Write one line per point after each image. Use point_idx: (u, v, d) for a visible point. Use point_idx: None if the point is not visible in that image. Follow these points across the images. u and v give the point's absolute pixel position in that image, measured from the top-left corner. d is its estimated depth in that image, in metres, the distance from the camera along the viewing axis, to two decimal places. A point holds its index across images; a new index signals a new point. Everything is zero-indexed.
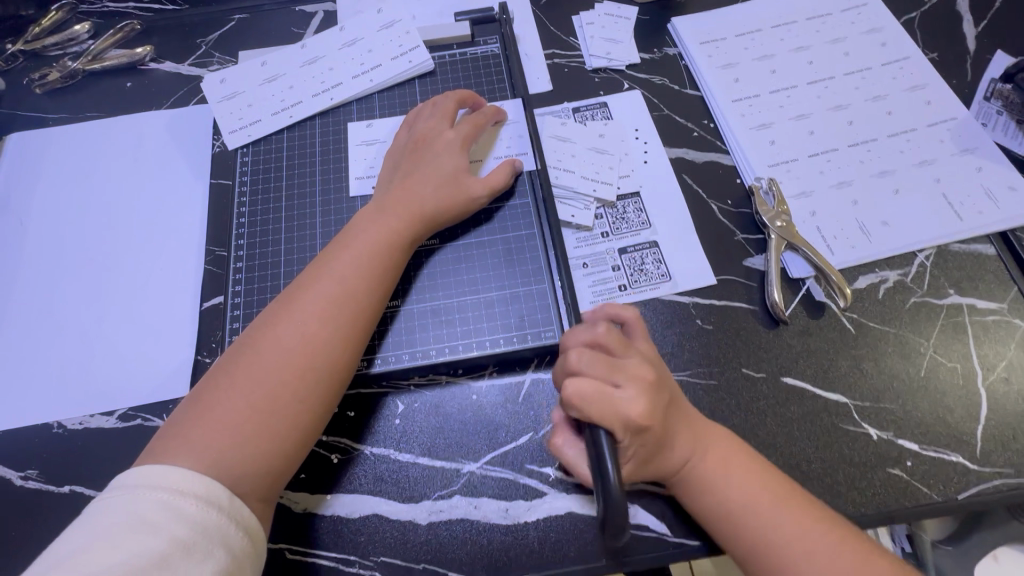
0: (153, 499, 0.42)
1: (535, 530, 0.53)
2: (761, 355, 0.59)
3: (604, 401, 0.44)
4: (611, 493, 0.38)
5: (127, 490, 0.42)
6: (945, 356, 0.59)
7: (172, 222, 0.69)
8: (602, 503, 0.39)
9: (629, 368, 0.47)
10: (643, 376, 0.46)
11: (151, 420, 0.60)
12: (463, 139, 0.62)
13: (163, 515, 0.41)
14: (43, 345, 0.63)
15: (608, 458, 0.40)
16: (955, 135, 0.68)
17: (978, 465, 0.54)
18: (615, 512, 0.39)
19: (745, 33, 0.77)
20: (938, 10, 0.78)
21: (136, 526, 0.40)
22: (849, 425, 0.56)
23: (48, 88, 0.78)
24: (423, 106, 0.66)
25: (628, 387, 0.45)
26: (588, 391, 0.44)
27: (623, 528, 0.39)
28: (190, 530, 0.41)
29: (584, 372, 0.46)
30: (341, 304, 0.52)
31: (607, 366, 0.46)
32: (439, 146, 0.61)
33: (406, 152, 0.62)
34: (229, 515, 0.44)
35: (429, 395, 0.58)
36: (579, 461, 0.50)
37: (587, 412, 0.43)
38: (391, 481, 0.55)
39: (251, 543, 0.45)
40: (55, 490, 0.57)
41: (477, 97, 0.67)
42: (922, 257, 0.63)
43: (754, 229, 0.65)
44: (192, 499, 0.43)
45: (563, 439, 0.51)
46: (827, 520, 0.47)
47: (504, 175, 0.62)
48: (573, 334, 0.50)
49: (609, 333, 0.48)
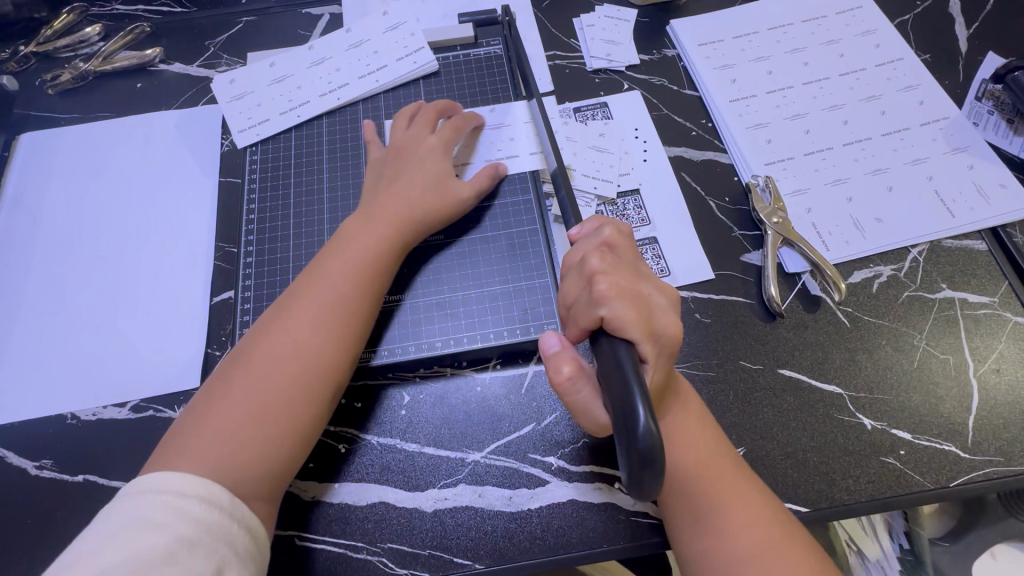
0: (158, 501, 0.43)
1: (538, 518, 0.55)
2: (757, 348, 0.61)
3: (642, 302, 0.45)
4: (644, 427, 0.35)
5: (132, 494, 0.44)
6: (937, 349, 0.60)
7: (182, 220, 0.71)
8: (628, 435, 0.35)
9: (653, 280, 0.49)
10: (667, 289, 0.49)
11: (162, 411, 0.61)
12: (444, 144, 0.64)
13: (168, 515, 0.43)
14: (56, 339, 0.65)
15: (636, 385, 0.37)
16: (947, 134, 0.70)
17: (970, 454, 0.56)
18: (651, 446, 0.35)
19: (742, 35, 0.78)
20: (930, 12, 0.80)
21: (141, 527, 0.42)
22: (844, 416, 0.58)
23: (60, 89, 0.79)
24: (403, 113, 0.67)
25: (658, 295, 0.47)
26: (626, 291, 0.44)
27: (658, 478, 0.36)
28: (195, 528, 0.43)
29: (615, 274, 0.46)
30: (332, 310, 0.54)
31: (633, 274, 0.48)
32: (421, 152, 0.63)
33: (386, 162, 0.64)
34: (231, 515, 0.45)
35: (434, 387, 0.60)
36: (589, 402, 0.46)
37: (629, 314, 0.43)
38: (397, 470, 0.57)
39: (254, 541, 0.46)
40: (69, 479, 0.58)
41: (454, 104, 0.68)
42: (916, 253, 0.64)
43: (751, 225, 0.67)
44: (196, 499, 0.44)
45: (569, 376, 0.45)
46: (764, 492, 0.49)
47: (486, 177, 0.64)
48: (588, 243, 0.51)
49: (621, 239, 0.51)
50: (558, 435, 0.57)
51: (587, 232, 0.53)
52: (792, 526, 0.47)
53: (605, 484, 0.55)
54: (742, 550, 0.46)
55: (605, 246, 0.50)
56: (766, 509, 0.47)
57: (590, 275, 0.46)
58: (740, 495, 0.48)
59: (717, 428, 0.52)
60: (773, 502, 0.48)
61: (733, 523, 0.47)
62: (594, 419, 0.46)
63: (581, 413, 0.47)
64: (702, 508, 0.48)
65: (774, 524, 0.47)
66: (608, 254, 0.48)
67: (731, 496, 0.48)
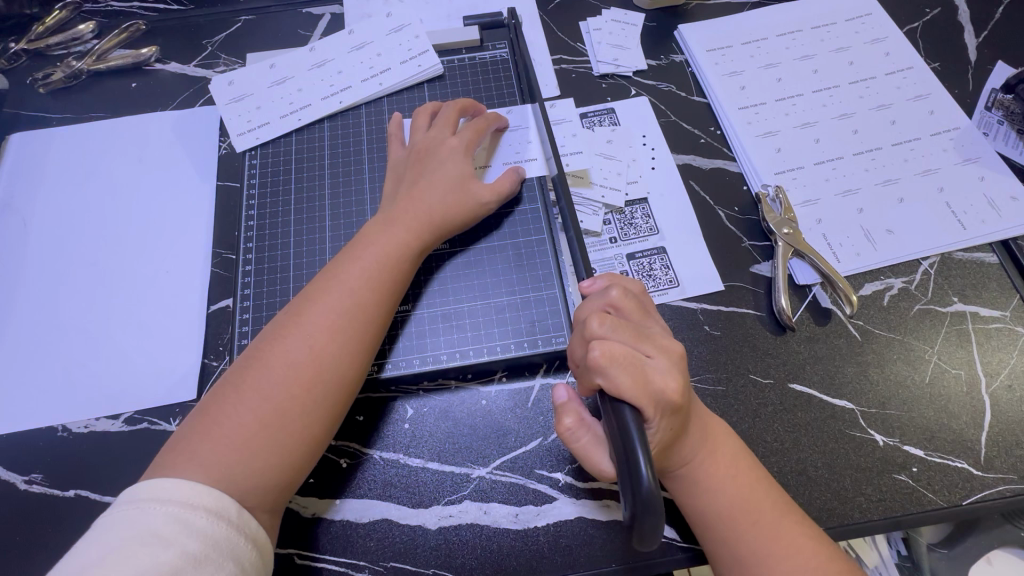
0: (164, 512, 0.42)
1: (545, 536, 0.53)
2: (767, 362, 0.60)
3: (641, 365, 0.43)
4: (646, 483, 0.34)
5: (136, 503, 0.42)
6: (949, 363, 0.59)
7: (179, 225, 0.69)
8: (631, 492, 0.35)
9: (657, 339, 0.47)
10: (670, 348, 0.47)
11: (157, 424, 0.59)
12: (466, 145, 0.62)
13: (173, 527, 0.41)
14: (46, 348, 0.63)
15: (637, 441, 0.36)
16: (957, 145, 0.69)
17: (982, 471, 0.55)
18: (652, 502, 0.34)
19: (751, 41, 0.77)
20: (940, 20, 0.79)
21: (146, 540, 0.40)
22: (855, 432, 0.57)
23: (51, 87, 0.77)
24: (424, 111, 0.65)
25: (658, 356, 0.45)
26: (625, 356, 0.43)
27: (655, 528, 0.35)
28: (203, 542, 0.41)
29: (615, 338, 0.45)
30: (348, 317, 0.52)
31: (635, 335, 0.46)
32: (442, 154, 0.61)
33: (407, 164, 0.62)
34: (238, 528, 0.44)
35: (439, 400, 0.58)
36: (590, 448, 0.46)
37: (628, 383, 0.41)
38: (400, 486, 0.55)
39: (259, 554, 0.45)
40: (60, 495, 0.56)
41: (477, 105, 0.67)
42: (927, 265, 0.64)
43: (761, 236, 0.66)
44: (202, 512, 0.43)
45: (570, 426, 0.46)
46: (809, 534, 0.47)
47: (511, 181, 0.62)
48: (592, 303, 0.49)
49: (627, 298, 0.48)
50: (565, 450, 0.56)
51: (594, 288, 0.51)
52: (841, 568, 0.46)
53: (612, 501, 0.54)
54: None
55: (609, 307, 0.48)
56: (813, 552, 0.46)
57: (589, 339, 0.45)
58: (784, 538, 0.46)
59: (753, 464, 0.50)
60: (820, 544, 0.47)
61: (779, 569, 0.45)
62: (597, 469, 0.45)
63: (584, 463, 0.46)
64: (743, 551, 0.46)
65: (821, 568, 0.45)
66: (609, 315, 0.47)
67: (774, 539, 0.46)
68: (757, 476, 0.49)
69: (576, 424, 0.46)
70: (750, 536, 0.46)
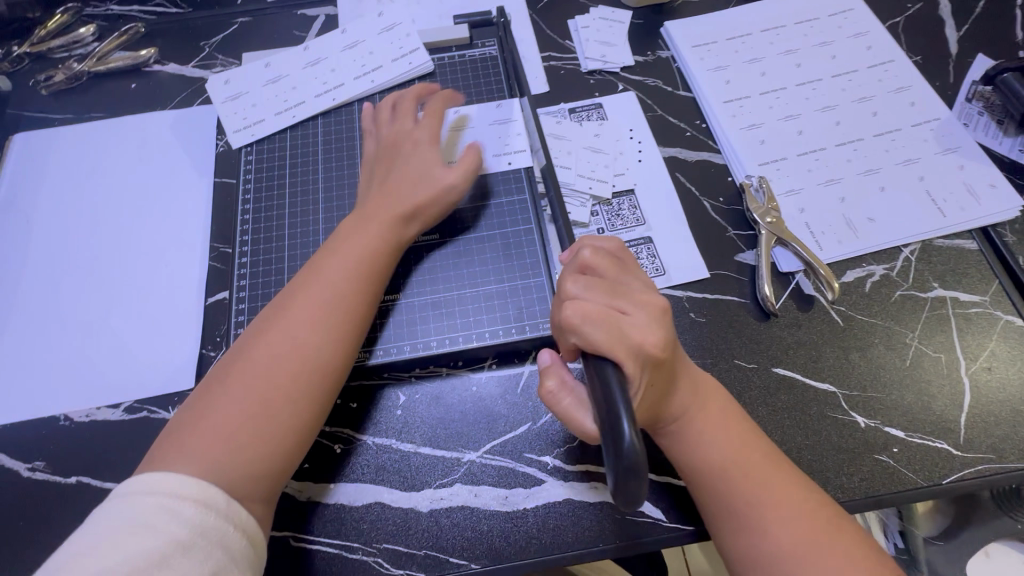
0: (153, 503, 0.43)
1: (534, 517, 0.55)
2: (751, 347, 0.61)
3: (617, 321, 0.45)
4: (628, 443, 0.35)
5: (128, 496, 0.44)
6: (929, 347, 0.61)
7: (177, 220, 0.71)
8: (615, 456, 0.35)
9: (633, 293, 0.48)
10: (650, 301, 0.48)
11: (157, 412, 0.61)
12: (431, 136, 0.63)
13: (162, 518, 0.42)
14: (48, 340, 0.64)
15: (620, 402, 0.37)
16: (938, 135, 0.71)
17: (962, 451, 0.56)
18: (637, 460, 0.34)
19: (735, 37, 0.79)
20: (921, 15, 0.81)
21: (135, 529, 0.41)
22: (837, 414, 0.58)
23: (53, 89, 0.79)
24: (385, 107, 0.67)
25: (635, 311, 0.46)
26: (600, 314, 0.45)
27: (640, 489, 0.35)
28: (191, 531, 0.42)
29: (589, 298, 0.46)
30: (330, 309, 0.53)
31: (609, 291, 0.47)
32: (408, 147, 0.62)
33: (377, 158, 0.64)
34: (227, 518, 0.45)
35: (430, 387, 0.60)
36: (572, 410, 0.47)
37: (602, 337, 0.43)
38: (392, 470, 0.56)
39: (250, 544, 0.46)
40: (62, 481, 0.58)
41: (453, 95, 0.68)
42: (907, 252, 0.65)
43: (745, 225, 0.67)
44: (191, 503, 0.44)
45: (552, 388, 0.48)
46: (798, 484, 0.48)
47: (476, 160, 0.63)
48: (566, 269, 0.51)
49: (600, 257, 0.50)
50: (554, 433, 0.57)
51: (569, 256, 0.53)
52: (832, 515, 0.47)
53: (600, 483, 0.55)
54: (781, 543, 0.45)
55: (582, 269, 0.49)
56: (803, 501, 0.47)
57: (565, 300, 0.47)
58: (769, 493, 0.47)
59: (744, 421, 0.51)
60: (810, 493, 0.48)
61: (773, 518, 0.46)
62: (580, 430, 0.47)
63: (568, 425, 0.47)
64: (737, 502, 0.47)
65: (811, 516, 0.46)
66: (583, 277, 0.48)
67: (766, 488, 0.47)
68: (747, 432, 0.51)
69: (559, 386, 0.48)
70: (744, 485, 0.48)
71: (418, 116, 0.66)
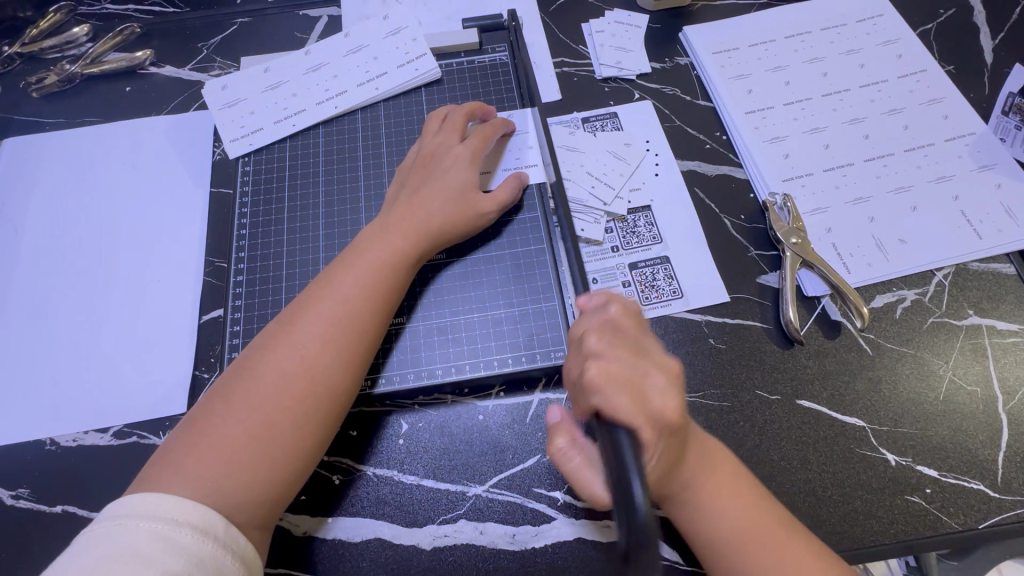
0: (147, 529, 0.40)
1: (543, 557, 0.51)
2: (775, 376, 0.58)
3: (639, 385, 0.40)
4: (641, 512, 0.30)
5: (121, 517, 0.41)
6: (964, 379, 0.57)
7: (172, 232, 0.68)
8: (625, 529, 0.31)
9: (656, 356, 0.44)
10: (668, 365, 0.44)
11: (146, 437, 0.58)
12: (472, 154, 0.60)
13: (155, 545, 0.39)
14: (34, 358, 0.61)
15: (630, 460, 0.33)
16: (973, 151, 0.67)
17: (999, 493, 0.53)
18: (649, 536, 0.30)
19: (757, 43, 0.75)
20: (954, 22, 0.76)
21: (127, 558, 0.38)
22: (867, 450, 0.54)
23: (45, 92, 0.76)
24: (430, 119, 0.63)
25: (657, 374, 0.42)
26: (621, 377, 0.40)
27: (656, 572, 0.30)
28: (187, 561, 0.39)
29: (612, 356, 0.42)
30: (343, 326, 0.50)
31: (632, 352, 0.43)
32: (447, 162, 0.59)
33: (412, 169, 0.61)
34: (225, 546, 0.42)
35: (434, 415, 0.57)
36: (581, 470, 0.42)
37: (624, 402, 0.38)
38: (394, 504, 0.53)
39: (248, 574, 0.43)
40: (47, 510, 0.55)
41: (488, 108, 0.65)
42: (940, 276, 0.61)
43: (768, 245, 0.64)
44: (188, 529, 0.41)
45: (562, 447, 0.44)
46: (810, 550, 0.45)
47: (512, 189, 0.61)
48: (590, 320, 0.47)
49: (627, 316, 0.47)
50: None
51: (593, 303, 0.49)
52: None
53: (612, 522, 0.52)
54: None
55: (607, 322, 0.46)
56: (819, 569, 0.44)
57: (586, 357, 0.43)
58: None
59: (749, 482, 0.48)
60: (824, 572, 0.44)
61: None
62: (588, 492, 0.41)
63: (575, 486, 0.42)
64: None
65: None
66: (607, 332, 0.45)
67: (776, 560, 0.44)
68: (758, 497, 0.47)
69: (569, 445, 0.44)
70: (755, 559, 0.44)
71: (465, 130, 0.63)
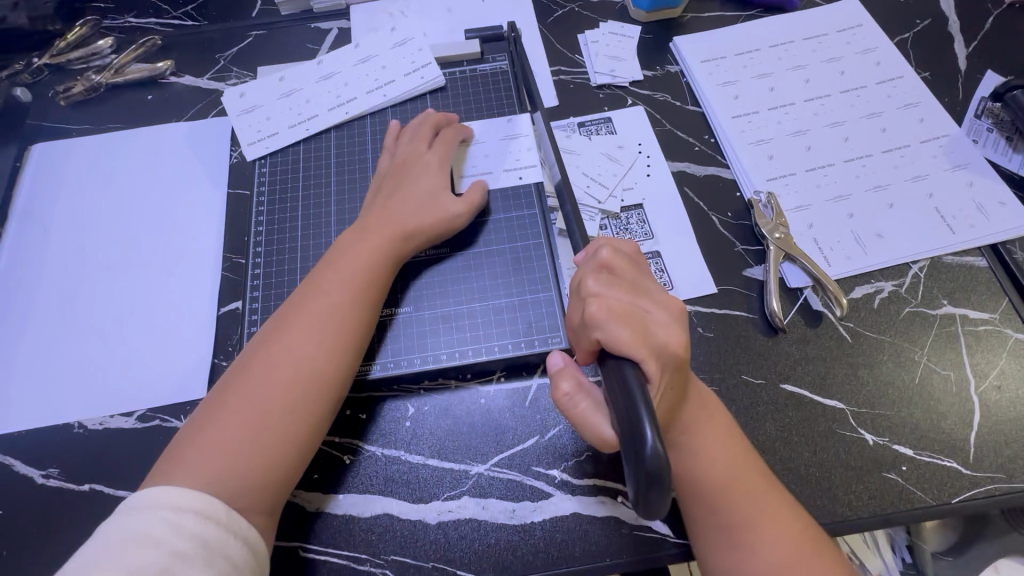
0: (155, 515, 0.44)
1: (542, 531, 0.55)
2: (759, 362, 0.61)
3: (639, 318, 0.44)
4: (651, 447, 0.34)
5: (131, 510, 0.44)
6: (938, 365, 0.60)
7: (191, 230, 0.72)
8: (635, 463, 0.35)
9: (654, 295, 0.48)
10: (670, 303, 0.48)
11: (168, 421, 0.61)
12: (439, 160, 0.64)
13: (163, 530, 0.43)
14: (62, 347, 0.65)
15: (641, 404, 0.36)
16: (947, 151, 0.71)
17: (972, 470, 0.56)
18: (660, 468, 0.34)
19: (743, 52, 0.80)
20: (930, 31, 0.81)
21: (138, 541, 0.42)
22: (846, 431, 0.58)
23: (72, 100, 0.81)
24: (401, 131, 0.68)
25: (657, 311, 0.46)
26: (623, 310, 0.44)
27: (664, 499, 0.35)
28: (192, 543, 0.43)
29: (611, 294, 0.46)
30: (330, 322, 0.54)
31: (631, 289, 0.47)
32: (418, 169, 0.64)
33: (386, 176, 0.65)
34: (229, 529, 0.46)
35: (439, 399, 0.60)
36: (588, 414, 0.45)
37: (627, 337, 0.42)
38: (402, 481, 0.57)
39: (253, 556, 0.47)
40: (75, 488, 0.59)
41: (449, 116, 0.69)
42: (916, 269, 0.65)
43: (753, 240, 0.68)
44: (192, 514, 0.45)
45: (568, 391, 0.46)
46: (784, 502, 0.49)
47: (479, 190, 0.64)
48: (584, 266, 0.50)
49: (618, 257, 0.50)
50: (562, 446, 0.58)
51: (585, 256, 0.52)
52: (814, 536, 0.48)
53: (607, 498, 0.55)
54: (765, 555, 0.46)
55: (601, 267, 0.49)
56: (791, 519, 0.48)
57: (585, 297, 0.46)
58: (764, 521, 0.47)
59: (741, 438, 0.52)
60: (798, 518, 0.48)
61: (750, 525, 0.47)
62: (596, 434, 0.44)
63: (583, 430, 0.45)
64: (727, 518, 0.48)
65: (795, 536, 0.47)
66: (604, 275, 0.48)
67: (754, 507, 0.48)
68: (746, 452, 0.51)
69: (574, 390, 0.46)
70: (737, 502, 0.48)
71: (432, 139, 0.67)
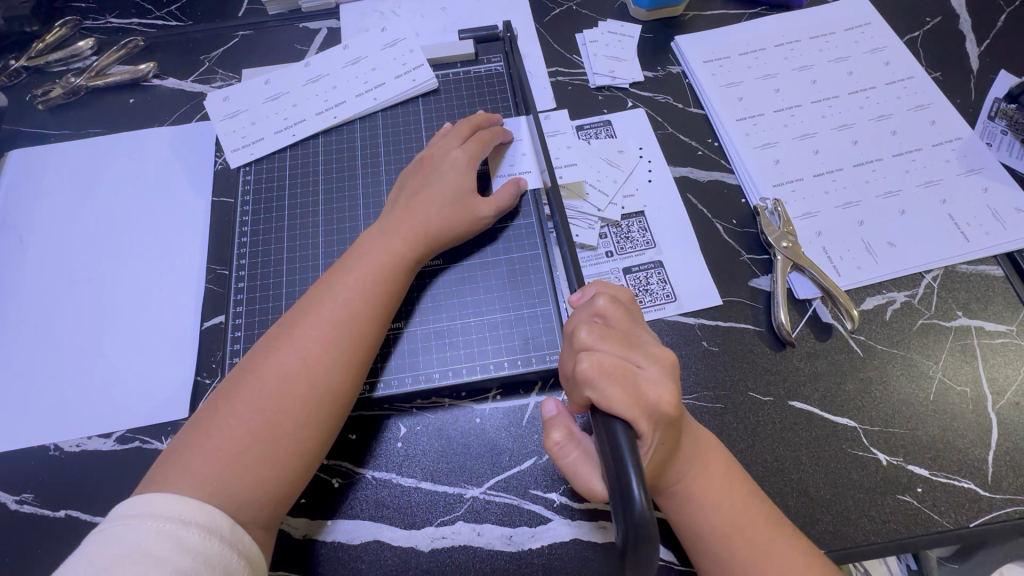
0: (153, 529, 0.40)
1: (540, 558, 0.52)
2: (767, 378, 0.58)
3: (631, 376, 0.42)
4: (638, 502, 0.31)
5: (128, 519, 0.41)
6: (955, 380, 0.58)
7: (175, 240, 0.69)
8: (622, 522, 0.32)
9: (649, 347, 0.45)
10: (663, 356, 0.45)
11: (148, 442, 0.59)
12: (469, 158, 0.62)
13: (164, 545, 0.40)
14: (38, 364, 0.62)
15: (628, 455, 0.34)
16: (960, 155, 0.68)
17: (990, 492, 0.54)
18: (647, 526, 0.31)
19: (748, 52, 0.77)
20: (940, 29, 0.78)
21: (136, 558, 0.38)
22: (858, 450, 0.55)
23: (50, 104, 0.77)
24: (445, 128, 0.66)
25: (650, 366, 0.44)
26: (614, 367, 0.42)
27: (654, 555, 0.31)
28: (193, 559, 0.40)
29: (603, 348, 0.44)
30: (342, 329, 0.51)
31: (623, 343, 0.45)
32: (444, 166, 0.61)
33: (414, 170, 0.62)
34: (231, 545, 0.43)
35: (432, 419, 0.58)
36: (578, 466, 0.43)
37: (617, 397, 0.39)
38: (392, 507, 0.54)
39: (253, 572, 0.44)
40: (49, 515, 0.56)
41: (493, 117, 0.66)
42: (930, 278, 0.62)
43: (759, 249, 0.65)
44: (195, 529, 0.41)
45: (558, 440, 0.44)
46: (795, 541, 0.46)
47: (508, 194, 0.62)
48: (580, 314, 0.48)
49: (614, 306, 0.47)
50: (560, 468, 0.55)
51: (581, 300, 0.50)
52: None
53: (608, 523, 0.53)
54: None
55: (596, 316, 0.47)
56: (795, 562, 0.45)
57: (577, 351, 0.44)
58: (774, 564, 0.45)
59: (741, 475, 0.49)
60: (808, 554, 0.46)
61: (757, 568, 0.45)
62: (586, 488, 0.42)
63: (573, 481, 0.43)
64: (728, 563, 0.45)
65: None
66: (597, 324, 0.46)
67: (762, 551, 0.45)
68: (748, 492, 0.48)
69: (564, 440, 0.44)
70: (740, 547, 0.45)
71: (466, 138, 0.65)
